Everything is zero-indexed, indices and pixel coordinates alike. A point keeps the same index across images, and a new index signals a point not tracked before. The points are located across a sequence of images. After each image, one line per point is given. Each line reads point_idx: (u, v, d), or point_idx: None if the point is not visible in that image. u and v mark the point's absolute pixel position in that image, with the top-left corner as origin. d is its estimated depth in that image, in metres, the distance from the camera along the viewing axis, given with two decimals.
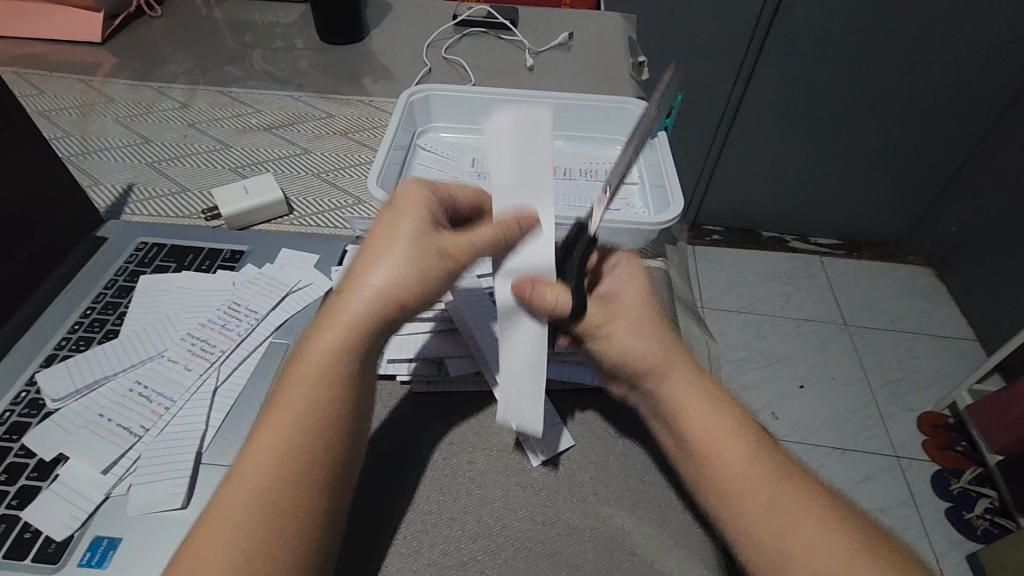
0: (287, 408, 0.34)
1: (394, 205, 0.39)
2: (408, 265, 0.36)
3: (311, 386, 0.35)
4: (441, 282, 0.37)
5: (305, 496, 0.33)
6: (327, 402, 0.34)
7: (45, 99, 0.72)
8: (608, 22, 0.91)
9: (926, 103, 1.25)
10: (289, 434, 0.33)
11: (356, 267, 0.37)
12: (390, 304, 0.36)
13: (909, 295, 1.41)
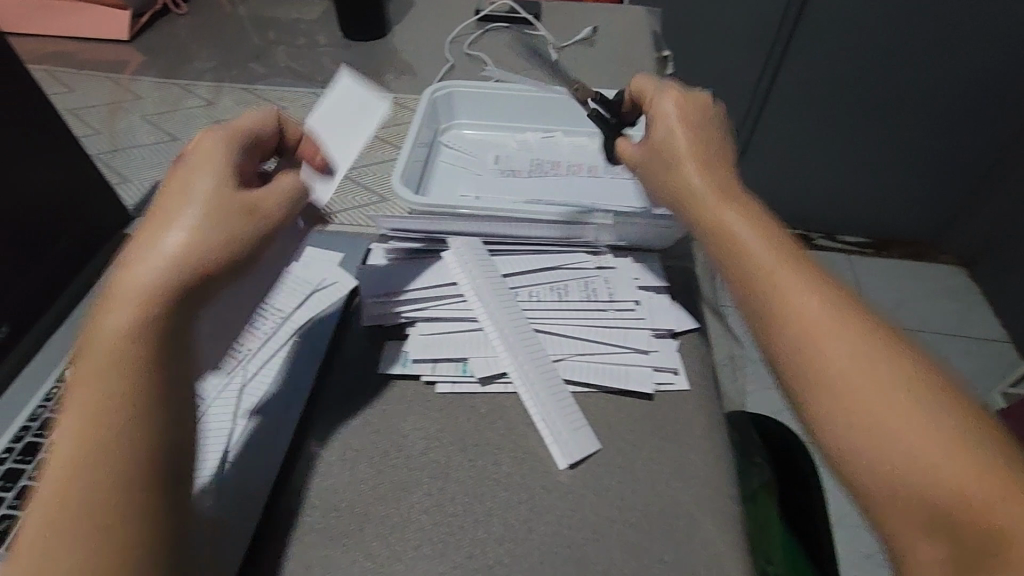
0: (95, 384, 0.29)
1: (192, 159, 0.35)
2: (202, 228, 0.32)
3: (122, 356, 0.29)
4: (245, 240, 0.34)
5: (118, 484, 0.28)
6: (136, 370, 0.29)
7: (74, 96, 0.73)
8: (632, 15, 0.90)
9: (960, 96, 1.21)
10: (103, 410, 0.28)
11: (138, 241, 0.32)
12: (187, 273, 0.31)
13: (940, 295, 1.37)
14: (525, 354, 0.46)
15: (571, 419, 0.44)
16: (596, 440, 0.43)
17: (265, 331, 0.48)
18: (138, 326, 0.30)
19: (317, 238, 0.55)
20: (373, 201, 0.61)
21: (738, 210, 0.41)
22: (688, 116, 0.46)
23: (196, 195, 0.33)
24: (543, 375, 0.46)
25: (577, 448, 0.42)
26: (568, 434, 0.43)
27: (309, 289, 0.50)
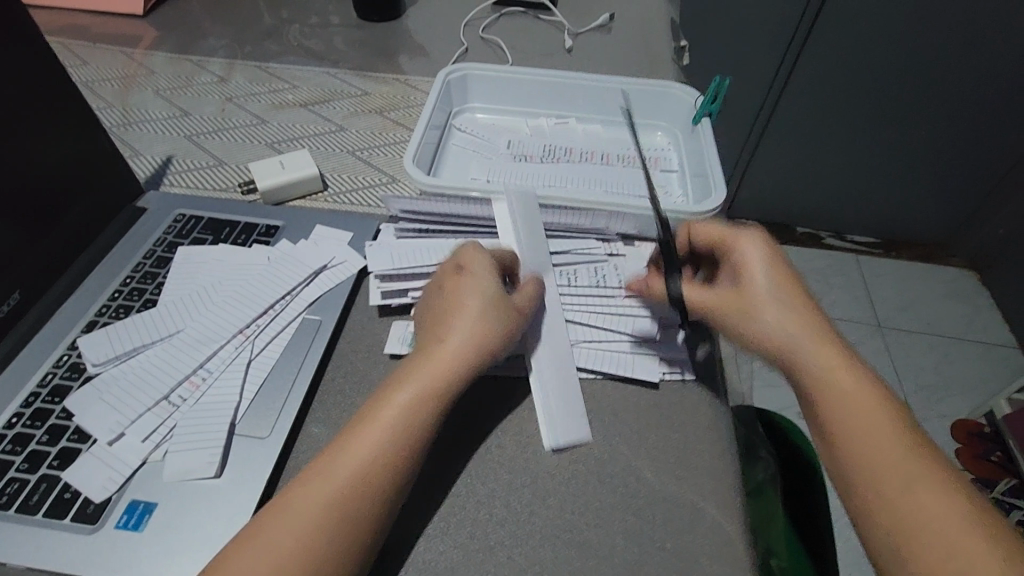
0: (363, 447, 0.36)
1: (463, 276, 0.43)
2: (489, 326, 0.41)
3: (408, 424, 0.37)
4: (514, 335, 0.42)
5: (352, 519, 0.34)
6: (411, 438, 0.37)
7: (88, 69, 0.73)
8: (650, 3, 0.89)
9: (979, 101, 1.18)
10: (370, 467, 0.36)
11: (438, 341, 0.40)
12: (475, 361, 0.40)
13: (949, 299, 1.36)
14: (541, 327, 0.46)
15: (570, 403, 0.44)
16: (587, 429, 0.43)
17: (274, 307, 0.47)
18: (422, 395, 0.38)
19: (328, 216, 0.55)
20: (383, 182, 0.61)
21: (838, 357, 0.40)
22: (774, 263, 0.43)
23: (485, 295, 0.42)
24: (556, 352, 0.45)
25: (568, 433, 0.42)
26: (562, 416, 0.43)
27: (319, 266, 0.50)
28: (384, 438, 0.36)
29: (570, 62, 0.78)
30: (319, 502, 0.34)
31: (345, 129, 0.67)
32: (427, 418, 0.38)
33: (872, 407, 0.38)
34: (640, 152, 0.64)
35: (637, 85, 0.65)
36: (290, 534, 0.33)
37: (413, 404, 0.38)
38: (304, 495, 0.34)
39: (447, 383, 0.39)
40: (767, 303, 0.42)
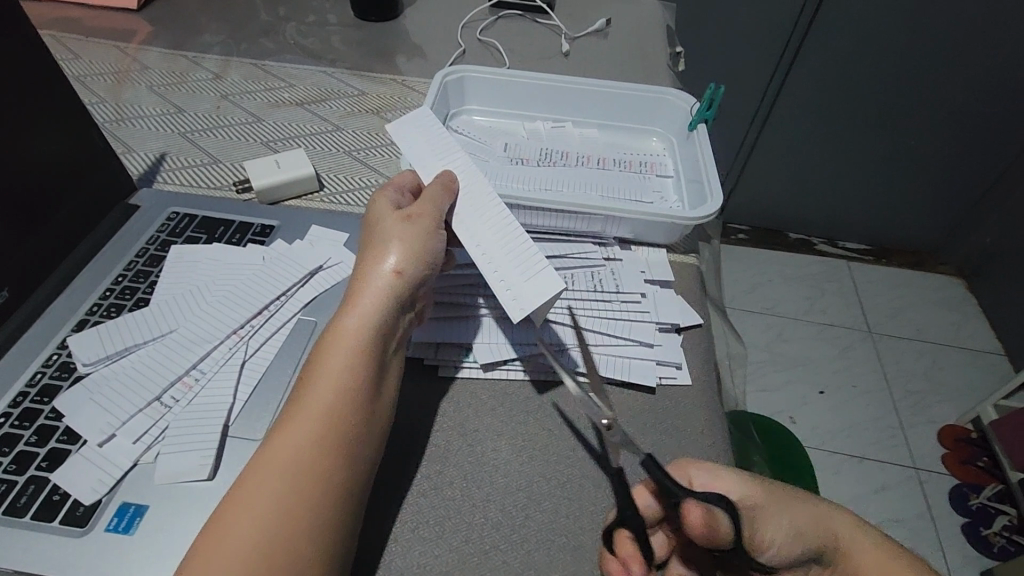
0: (310, 405, 0.34)
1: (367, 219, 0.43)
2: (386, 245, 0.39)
3: (343, 370, 0.35)
4: (419, 240, 0.40)
5: (316, 478, 0.32)
6: (353, 384, 0.35)
7: (81, 64, 0.72)
8: (647, 9, 0.89)
9: (969, 110, 1.20)
10: (320, 423, 0.34)
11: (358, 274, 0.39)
12: (385, 277, 0.38)
13: (938, 306, 1.38)
14: (471, 212, 0.43)
15: (527, 272, 0.40)
16: (552, 283, 0.39)
17: (268, 307, 0.47)
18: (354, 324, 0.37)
19: (324, 216, 0.55)
20: (380, 183, 0.61)
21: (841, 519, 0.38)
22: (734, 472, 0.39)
23: (380, 222, 0.41)
24: (491, 229, 0.42)
25: (531, 296, 0.38)
26: (523, 286, 0.39)
27: (314, 267, 0.50)
28: (325, 390, 0.35)
29: (568, 66, 0.78)
30: (277, 468, 0.32)
31: (342, 129, 0.66)
32: (360, 356, 0.36)
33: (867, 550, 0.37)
34: (636, 157, 0.64)
35: (634, 90, 0.65)
36: (255, 508, 0.31)
37: (343, 348, 0.36)
38: (263, 462, 0.32)
39: (368, 313, 0.37)
40: (770, 517, 0.37)
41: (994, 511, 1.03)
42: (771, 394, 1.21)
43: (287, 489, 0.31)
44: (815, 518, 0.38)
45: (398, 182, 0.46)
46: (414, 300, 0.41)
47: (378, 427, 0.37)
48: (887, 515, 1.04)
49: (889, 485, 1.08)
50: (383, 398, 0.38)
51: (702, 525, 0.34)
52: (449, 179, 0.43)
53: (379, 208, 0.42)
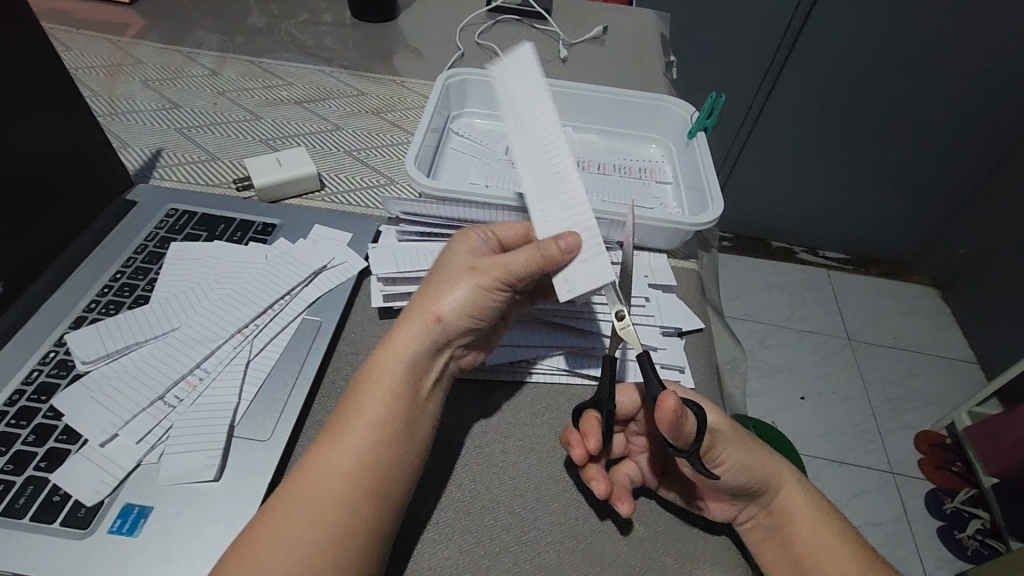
0: (347, 439, 0.35)
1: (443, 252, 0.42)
2: (443, 288, 0.38)
3: (380, 409, 0.36)
4: (472, 297, 0.38)
5: (347, 514, 0.33)
6: (388, 423, 0.36)
7: (72, 55, 0.70)
8: (642, 18, 0.90)
9: (947, 126, 1.23)
10: (356, 461, 0.34)
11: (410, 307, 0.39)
12: (427, 322, 0.38)
13: (914, 314, 1.41)
14: (547, 189, 0.40)
15: (586, 257, 0.38)
16: (605, 271, 0.37)
17: (272, 307, 0.46)
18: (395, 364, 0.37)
19: (326, 215, 0.54)
20: (382, 183, 0.61)
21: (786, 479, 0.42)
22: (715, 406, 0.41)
23: (449, 260, 0.40)
24: (562, 212, 0.39)
25: (581, 282, 0.37)
26: (577, 268, 0.38)
27: (318, 266, 0.49)
28: (360, 426, 0.35)
29: (566, 72, 0.79)
30: (309, 503, 0.32)
31: (342, 129, 0.66)
32: (396, 397, 0.36)
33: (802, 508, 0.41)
34: (636, 163, 0.65)
35: (633, 98, 0.66)
36: (286, 541, 0.31)
37: (382, 386, 0.36)
38: (297, 493, 0.33)
39: (403, 355, 0.37)
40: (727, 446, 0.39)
41: (968, 514, 1.06)
42: (754, 399, 1.23)
43: (321, 523, 0.32)
44: (762, 460, 0.40)
45: (496, 232, 0.43)
46: (454, 349, 0.40)
47: (416, 462, 0.37)
48: (867, 518, 1.06)
49: (868, 489, 1.10)
50: (423, 434, 0.37)
51: (668, 423, 0.34)
52: (563, 246, 0.37)
53: (454, 249, 0.41)
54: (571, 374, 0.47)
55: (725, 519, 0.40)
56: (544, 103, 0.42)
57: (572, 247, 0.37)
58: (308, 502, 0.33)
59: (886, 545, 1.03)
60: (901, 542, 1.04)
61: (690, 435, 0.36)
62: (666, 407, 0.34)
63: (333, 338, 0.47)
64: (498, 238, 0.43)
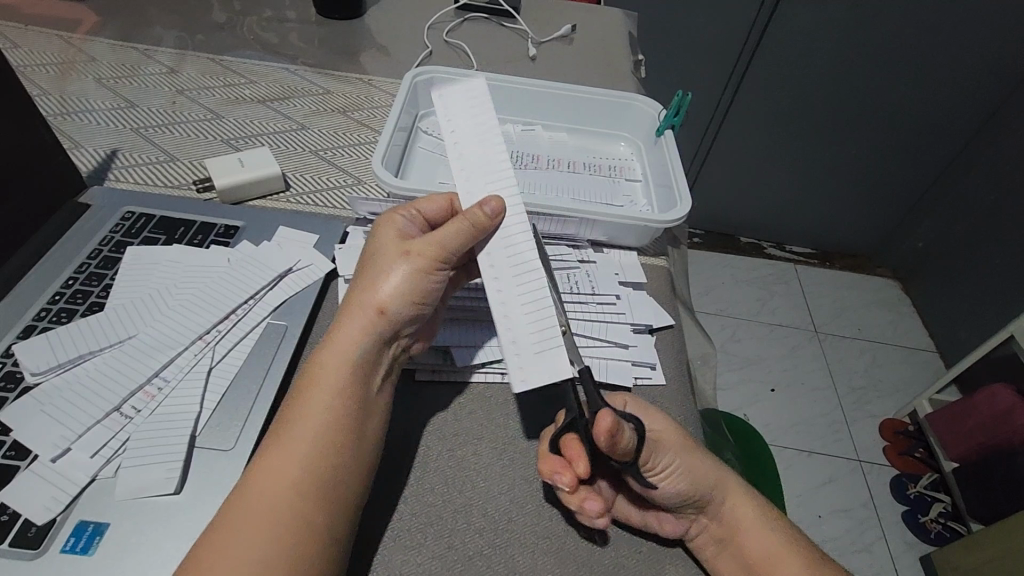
0: (293, 447, 0.34)
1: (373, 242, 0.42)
2: (382, 280, 0.38)
3: (326, 407, 0.35)
4: (411, 281, 0.38)
5: (295, 517, 0.32)
6: (336, 423, 0.35)
7: (20, 53, 0.67)
8: (609, 16, 0.90)
9: (905, 123, 1.27)
10: (305, 460, 0.34)
11: (351, 298, 0.39)
12: (372, 314, 0.38)
13: (878, 306, 1.45)
14: (504, 267, 0.38)
15: (540, 349, 0.36)
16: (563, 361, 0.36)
17: (235, 312, 0.45)
18: (346, 360, 0.37)
19: (292, 217, 0.53)
20: (349, 184, 0.59)
21: (739, 492, 0.42)
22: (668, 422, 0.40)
23: (382, 250, 0.40)
24: (521, 296, 0.37)
25: (539, 375, 0.35)
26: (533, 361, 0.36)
27: (284, 269, 0.48)
28: (305, 428, 0.35)
29: (536, 70, 0.79)
30: (256, 509, 0.32)
31: (307, 128, 0.65)
32: (344, 401, 0.36)
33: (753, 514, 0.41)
34: (605, 161, 0.65)
35: (603, 95, 0.66)
36: (235, 549, 0.30)
37: (329, 391, 0.36)
38: (243, 504, 0.32)
39: (348, 347, 0.37)
40: (673, 456, 0.39)
41: (930, 499, 1.10)
42: (727, 392, 1.25)
43: (274, 522, 0.31)
44: (707, 467, 0.41)
45: (417, 209, 0.43)
46: (400, 340, 0.40)
47: (368, 468, 0.36)
48: (836, 506, 1.09)
49: (837, 477, 1.13)
50: (372, 439, 0.37)
51: (605, 437, 0.34)
52: (486, 212, 0.38)
53: (382, 237, 0.41)
54: None
55: (676, 535, 0.40)
56: (500, 164, 0.41)
57: (498, 213, 0.38)
58: (253, 512, 0.32)
59: (853, 531, 1.06)
60: (868, 528, 1.07)
61: (628, 446, 0.35)
62: (602, 423, 0.33)
63: (301, 342, 0.46)
64: (422, 215, 0.43)
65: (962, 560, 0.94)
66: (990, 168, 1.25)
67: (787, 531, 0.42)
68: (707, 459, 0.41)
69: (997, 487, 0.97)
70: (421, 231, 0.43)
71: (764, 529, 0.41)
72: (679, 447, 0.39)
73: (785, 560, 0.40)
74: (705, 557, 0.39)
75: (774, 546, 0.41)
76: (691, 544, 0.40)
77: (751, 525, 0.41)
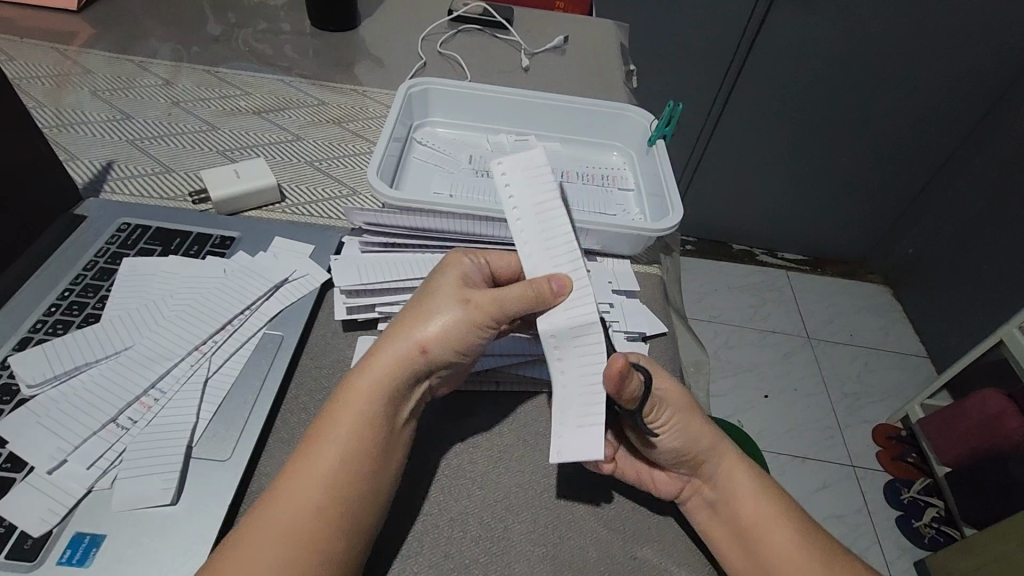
0: (314, 470, 0.34)
1: (432, 275, 0.42)
2: (433, 319, 0.38)
3: (351, 434, 0.36)
4: (463, 332, 0.38)
5: (317, 545, 0.33)
6: (359, 449, 0.35)
7: (15, 65, 0.67)
8: (601, 28, 0.92)
9: (894, 130, 1.29)
10: (327, 487, 0.34)
11: (395, 329, 0.39)
12: (415, 352, 0.38)
13: (869, 312, 1.47)
14: (569, 340, 0.39)
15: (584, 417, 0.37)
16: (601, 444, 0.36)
17: (231, 322, 0.45)
18: (381, 394, 0.37)
19: (287, 229, 0.53)
20: (344, 194, 0.60)
21: (735, 461, 0.43)
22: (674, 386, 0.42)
23: (439, 286, 0.40)
24: (579, 369, 0.38)
25: (574, 449, 0.36)
26: (575, 427, 0.37)
27: (279, 280, 0.48)
28: (330, 454, 0.35)
29: (529, 81, 0.80)
30: (278, 537, 0.32)
31: (303, 139, 0.65)
32: (371, 426, 0.36)
33: (747, 484, 0.43)
34: (597, 171, 0.65)
35: (595, 105, 0.67)
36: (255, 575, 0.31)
37: (348, 417, 0.36)
38: (263, 527, 0.33)
39: (383, 381, 0.37)
40: (673, 418, 0.41)
41: (924, 503, 1.10)
42: (720, 399, 1.25)
43: (297, 549, 0.32)
44: (705, 431, 0.43)
45: (487, 258, 0.44)
46: (432, 380, 0.40)
47: (390, 487, 0.37)
48: (830, 511, 1.09)
49: (831, 483, 1.13)
50: (394, 465, 0.37)
51: (613, 380, 0.36)
52: (555, 287, 0.38)
53: (444, 275, 0.41)
54: (520, 383, 0.47)
55: (669, 496, 0.42)
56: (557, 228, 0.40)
57: (564, 289, 0.38)
58: (276, 538, 0.32)
59: (848, 536, 1.06)
60: (862, 533, 1.07)
61: (633, 393, 0.38)
62: (615, 362, 0.36)
63: (297, 352, 0.46)
64: (491, 267, 0.44)
65: (956, 564, 0.95)
66: (978, 173, 1.26)
67: (779, 501, 0.43)
68: (706, 423, 0.43)
69: (989, 489, 0.98)
70: (483, 281, 0.43)
71: (757, 498, 0.42)
72: (682, 410, 0.41)
73: (776, 529, 0.41)
74: (696, 520, 0.41)
75: (768, 515, 0.42)
76: (683, 506, 0.42)
77: (744, 495, 0.42)
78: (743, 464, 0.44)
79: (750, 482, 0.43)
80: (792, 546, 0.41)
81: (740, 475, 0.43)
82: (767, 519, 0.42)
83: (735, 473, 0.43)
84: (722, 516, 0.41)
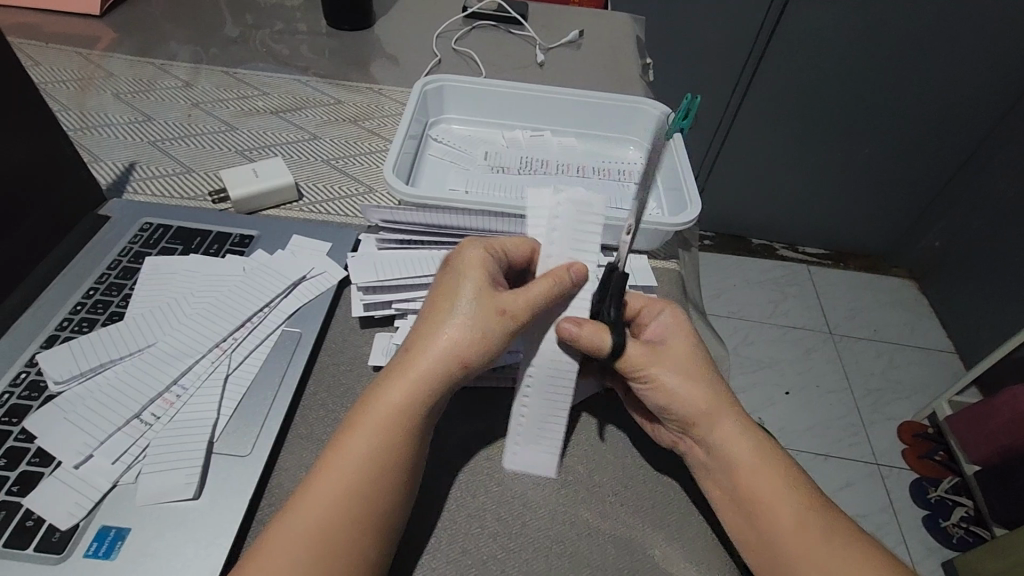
0: (332, 471, 0.35)
1: (450, 270, 0.41)
2: (470, 326, 0.38)
3: (371, 437, 0.36)
4: (501, 341, 0.39)
5: (341, 546, 0.33)
6: (380, 450, 0.35)
7: (40, 70, 0.69)
8: (617, 22, 0.91)
9: (919, 119, 1.26)
10: (347, 488, 0.34)
11: (424, 333, 0.39)
12: (454, 365, 0.38)
13: (893, 307, 1.43)
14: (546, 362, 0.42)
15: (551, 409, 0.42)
16: (549, 468, 0.42)
17: (250, 320, 0.45)
18: (408, 399, 0.37)
19: (304, 227, 0.54)
20: (361, 192, 0.60)
21: (735, 424, 0.41)
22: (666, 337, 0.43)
23: (466, 287, 0.40)
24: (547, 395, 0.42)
25: (524, 460, 0.42)
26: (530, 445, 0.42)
27: (297, 278, 0.49)
28: (349, 456, 0.35)
29: (544, 75, 0.79)
30: (300, 538, 0.33)
31: (319, 138, 0.66)
32: (392, 430, 0.36)
33: (749, 452, 0.41)
34: (614, 165, 0.65)
35: (612, 100, 0.66)
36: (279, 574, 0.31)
37: (368, 421, 0.36)
38: (285, 529, 0.33)
39: (413, 389, 0.37)
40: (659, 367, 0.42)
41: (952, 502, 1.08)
42: (741, 395, 1.24)
43: (319, 549, 0.33)
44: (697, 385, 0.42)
45: (500, 246, 0.43)
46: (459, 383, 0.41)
47: (414, 486, 0.37)
48: (854, 510, 1.07)
49: (855, 481, 1.11)
50: (421, 464, 0.37)
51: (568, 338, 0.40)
52: (573, 277, 0.41)
53: (469, 275, 0.40)
54: None
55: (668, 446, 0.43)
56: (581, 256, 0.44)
57: (580, 278, 0.42)
58: (298, 539, 0.33)
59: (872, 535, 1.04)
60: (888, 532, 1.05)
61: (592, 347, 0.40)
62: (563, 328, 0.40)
63: (314, 349, 0.47)
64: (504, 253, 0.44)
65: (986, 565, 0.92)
66: (1008, 163, 1.23)
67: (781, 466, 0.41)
68: (701, 375, 0.42)
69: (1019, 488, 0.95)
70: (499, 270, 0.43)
71: (759, 464, 0.40)
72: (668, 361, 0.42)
73: (782, 498, 0.40)
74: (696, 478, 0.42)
75: (772, 483, 0.40)
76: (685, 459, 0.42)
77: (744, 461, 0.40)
78: (743, 427, 0.42)
79: (751, 449, 0.41)
80: (800, 517, 0.39)
81: (740, 439, 0.41)
82: (771, 488, 0.40)
83: (734, 438, 0.41)
84: (724, 486, 0.40)
